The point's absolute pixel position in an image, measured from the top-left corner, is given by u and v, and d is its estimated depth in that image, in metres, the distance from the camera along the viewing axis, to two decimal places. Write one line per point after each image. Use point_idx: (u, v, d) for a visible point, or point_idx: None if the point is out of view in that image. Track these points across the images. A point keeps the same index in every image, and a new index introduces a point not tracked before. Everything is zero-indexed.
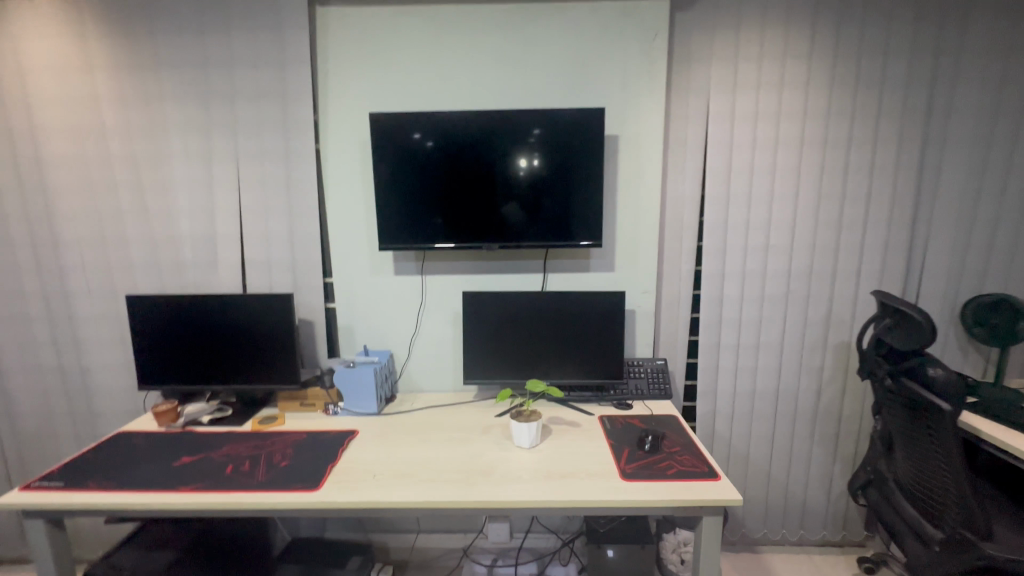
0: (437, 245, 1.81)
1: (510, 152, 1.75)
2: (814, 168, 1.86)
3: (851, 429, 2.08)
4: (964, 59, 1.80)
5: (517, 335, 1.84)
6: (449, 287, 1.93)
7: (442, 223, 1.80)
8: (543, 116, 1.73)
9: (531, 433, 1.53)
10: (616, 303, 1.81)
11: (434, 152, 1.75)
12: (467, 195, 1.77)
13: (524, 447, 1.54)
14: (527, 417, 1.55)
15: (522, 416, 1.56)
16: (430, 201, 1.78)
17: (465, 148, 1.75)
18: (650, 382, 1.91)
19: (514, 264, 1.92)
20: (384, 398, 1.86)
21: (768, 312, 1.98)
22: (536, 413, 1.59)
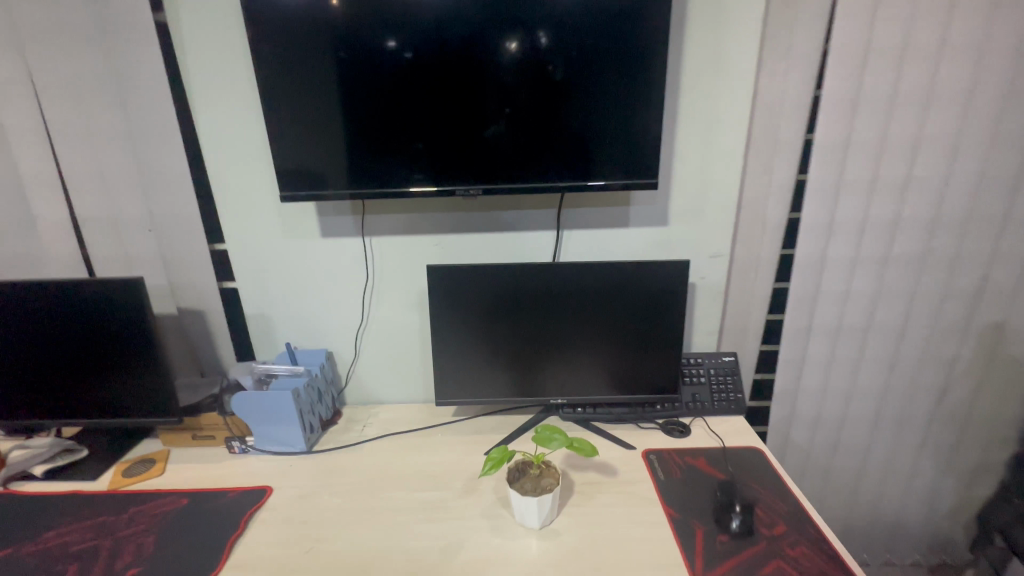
0: (380, 191, 1.09)
1: (511, 27, 0.99)
2: (1003, 48, 1.12)
3: (980, 436, 1.50)
4: None
5: (517, 331, 1.19)
6: (409, 255, 1.25)
7: (427, 150, 1.07)
8: None
9: (547, 512, 0.94)
10: (672, 279, 1.16)
11: (372, 27, 0.99)
12: (472, 101, 1.04)
13: (531, 539, 0.93)
14: (543, 487, 0.94)
15: (535, 490, 0.94)
16: (367, 113, 1.04)
17: (432, 20, 0.98)
18: (714, 391, 1.29)
19: (509, 217, 1.22)
20: (319, 425, 1.24)
21: (893, 281, 1.32)
22: (553, 476, 0.96)
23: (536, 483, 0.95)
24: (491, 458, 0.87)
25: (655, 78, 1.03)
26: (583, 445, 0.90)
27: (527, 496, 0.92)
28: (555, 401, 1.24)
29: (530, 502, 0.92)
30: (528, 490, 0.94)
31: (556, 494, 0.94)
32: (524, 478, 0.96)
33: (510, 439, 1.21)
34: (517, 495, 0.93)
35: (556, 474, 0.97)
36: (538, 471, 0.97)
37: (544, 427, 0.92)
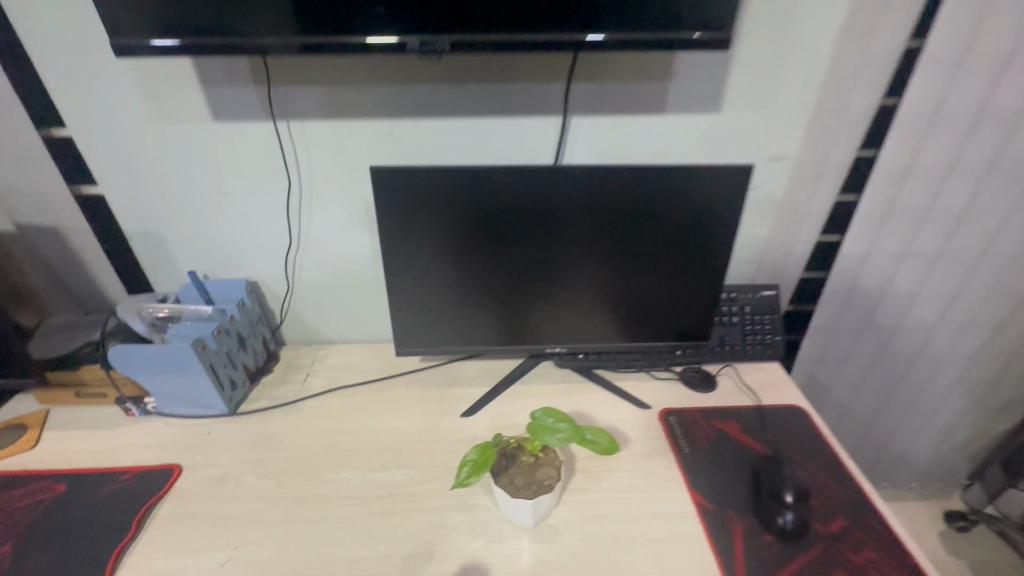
0: (278, 42, 0.67)
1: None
2: None
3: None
4: None
5: (504, 261, 0.87)
6: (347, 151, 0.86)
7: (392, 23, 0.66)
8: None
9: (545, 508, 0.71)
10: (723, 192, 0.83)
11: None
12: None
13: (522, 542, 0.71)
14: (541, 484, 0.70)
15: (530, 489, 0.69)
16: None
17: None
18: (747, 333, 1.04)
19: (493, 93, 0.82)
20: (245, 378, 0.96)
21: (993, 196, 1.02)
22: (554, 466, 0.71)
23: (531, 477, 0.71)
24: (469, 460, 0.63)
25: None
26: (598, 437, 0.67)
27: (520, 499, 0.68)
28: (552, 349, 0.97)
29: (524, 506, 0.68)
30: (521, 488, 0.69)
31: (556, 491, 0.71)
32: (515, 468, 0.71)
33: (493, 395, 0.96)
34: (507, 497, 0.68)
35: (556, 463, 0.72)
36: (533, 459, 0.72)
37: (544, 412, 0.67)
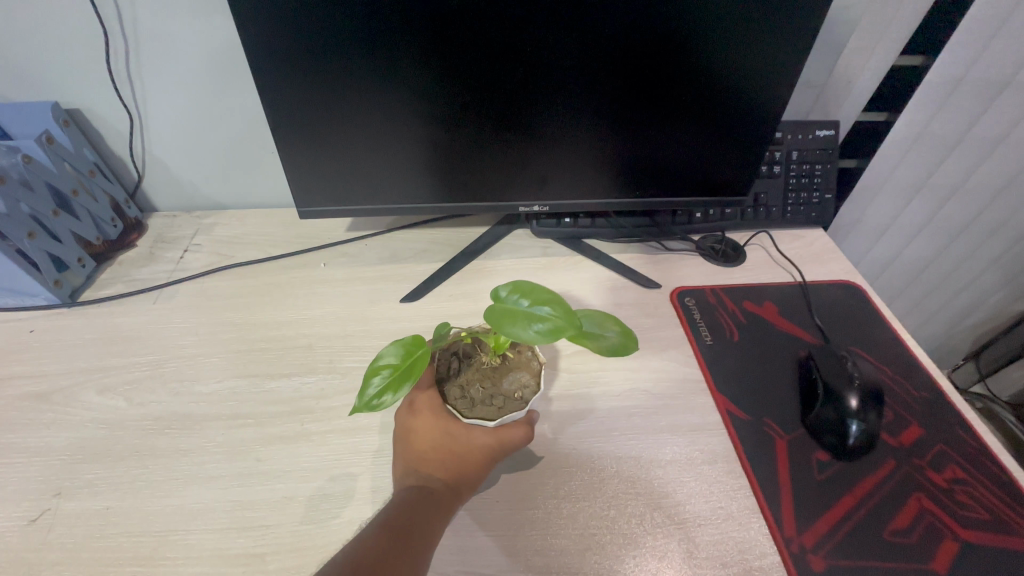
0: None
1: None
2: None
3: None
4: None
5: (449, 57, 0.55)
6: None
7: None
8: None
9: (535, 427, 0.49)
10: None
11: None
12: None
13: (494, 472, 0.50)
14: (511, 396, 0.45)
15: (494, 406, 0.45)
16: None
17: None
18: (792, 188, 0.77)
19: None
20: (84, 255, 0.66)
21: None
22: (533, 372, 0.47)
23: (494, 387, 0.46)
24: (386, 365, 0.39)
25: None
26: (601, 330, 0.44)
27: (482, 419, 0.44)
28: (527, 209, 0.69)
29: (487, 427, 0.45)
30: (479, 404, 0.45)
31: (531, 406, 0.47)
32: (470, 375, 0.47)
33: (446, 272, 0.69)
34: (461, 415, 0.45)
35: (534, 369, 0.47)
36: (499, 363, 0.47)
37: (513, 290, 0.42)
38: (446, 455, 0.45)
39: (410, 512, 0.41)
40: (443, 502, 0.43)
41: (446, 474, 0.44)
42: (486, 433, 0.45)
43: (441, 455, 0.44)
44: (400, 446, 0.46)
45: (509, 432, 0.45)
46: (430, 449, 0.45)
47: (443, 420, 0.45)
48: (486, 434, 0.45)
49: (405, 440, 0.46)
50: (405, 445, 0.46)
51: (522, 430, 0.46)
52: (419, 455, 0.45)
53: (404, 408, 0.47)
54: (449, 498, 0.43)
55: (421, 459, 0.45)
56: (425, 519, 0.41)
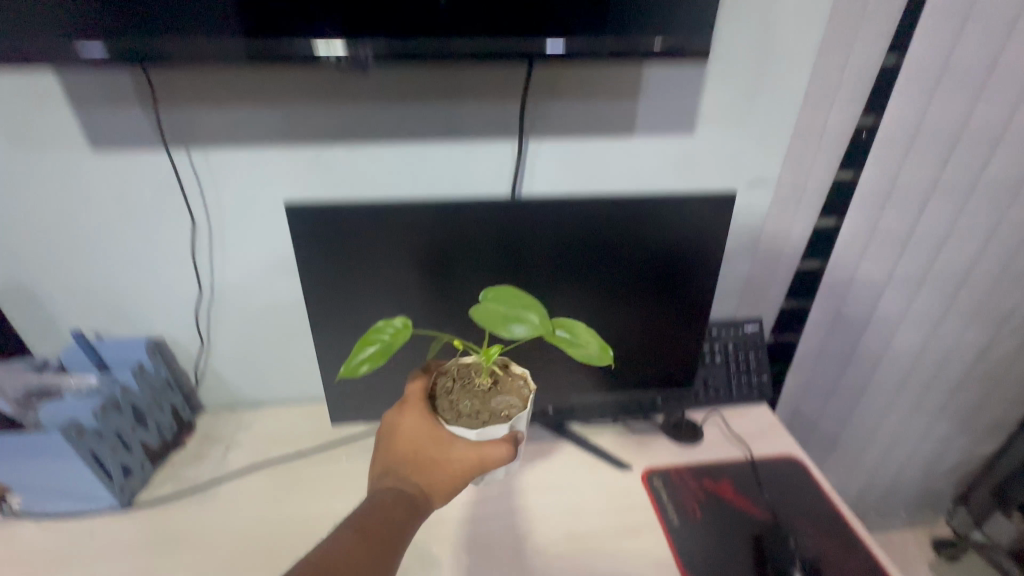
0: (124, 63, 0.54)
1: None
2: None
3: (1006, 399, 1.28)
4: None
5: (455, 311, 0.74)
6: (252, 187, 0.73)
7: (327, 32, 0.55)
8: None
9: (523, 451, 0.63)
10: (698, 238, 0.74)
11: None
12: None
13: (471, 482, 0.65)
14: (495, 415, 0.57)
15: (478, 419, 0.57)
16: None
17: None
18: (733, 373, 0.93)
19: (424, 119, 0.71)
20: (145, 460, 0.79)
21: (972, 220, 0.97)
22: (519, 396, 0.59)
23: (483, 404, 0.58)
24: (376, 340, 0.54)
25: None
26: (585, 342, 0.58)
27: (469, 430, 0.56)
28: None
29: (468, 439, 0.56)
30: (465, 416, 0.57)
31: (512, 427, 0.58)
32: (462, 393, 0.59)
33: None
34: (452, 427, 0.56)
35: (523, 395, 0.59)
36: (490, 386, 0.59)
37: (495, 299, 0.57)
38: (422, 464, 0.56)
39: (385, 508, 0.52)
40: (417, 500, 0.54)
41: (421, 481, 0.55)
42: (463, 447, 0.56)
43: (420, 459, 0.56)
44: (387, 444, 0.57)
45: (487, 450, 0.56)
46: (410, 451, 0.56)
47: (430, 428, 0.56)
48: (466, 447, 0.56)
49: (392, 440, 0.57)
50: (390, 446, 0.57)
51: (502, 449, 0.57)
52: (400, 456, 0.56)
53: (396, 408, 0.58)
54: (422, 498, 0.55)
55: (401, 460, 0.56)
56: (399, 515, 0.52)
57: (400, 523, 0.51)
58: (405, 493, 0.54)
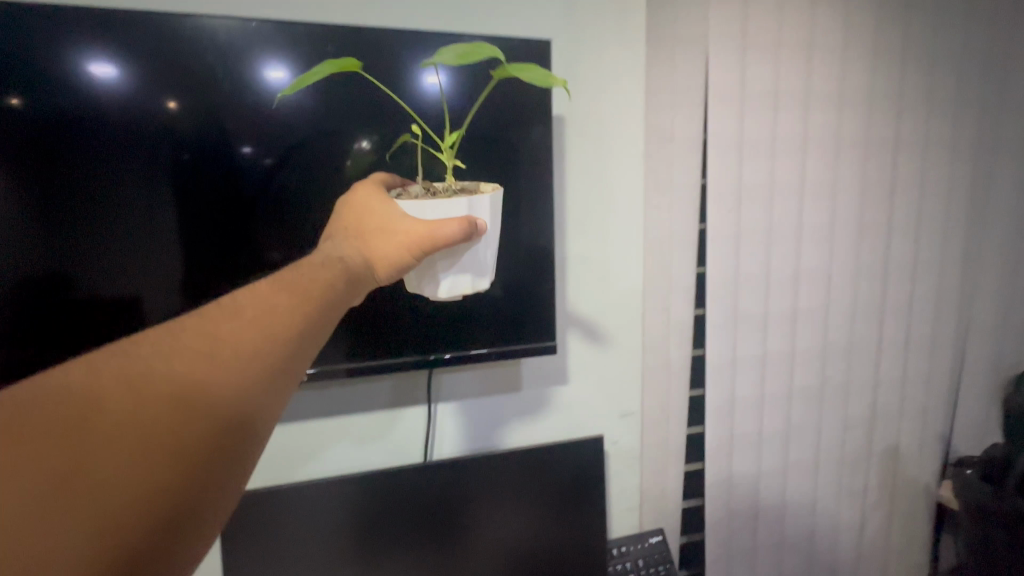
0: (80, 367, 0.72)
1: (302, 112, 0.76)
2: (851, 190, 1.16)
3: (904, 567, 1.38)
4: (1017, 37, 1.23)
5: (379, 564, 0.84)
6: None
7: None
8: (425, 112, 0.80)
9: (487, 255, 0.64)
10: (566, 492, 0.91)
11: (77, 105, 0.68)
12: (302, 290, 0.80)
13: (425, 292, 0.64)
14: (457, 196, 0.60)
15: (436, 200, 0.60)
16: (50, 206, 0.68)
17: (180, 101, 0.71)
18: None
19: (352, 401, 0.91)
20: None
21: (800, 416, 1.21)
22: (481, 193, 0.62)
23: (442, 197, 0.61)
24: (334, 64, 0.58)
25: (523, 238, 0.88)
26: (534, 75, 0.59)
27: (424, 204, 0.58)
28: None
29: (420, 219, 0.58)
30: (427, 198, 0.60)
31: (466, 210, 0.59)
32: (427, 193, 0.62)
33: None
34: (407, 204, 0.60)
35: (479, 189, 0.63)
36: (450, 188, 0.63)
37: (459, 58, 0.58)
38: (370, 236, 0.58)
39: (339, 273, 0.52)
40: (353, 272, 0.53)
41: (367, 253, 0.56)
42: (413, 224, 0.57)
43: (374, 232, 0.59)
44: (356, 215, 0.61)
45: (439, 223, 0.57)
46: (369, 230, 0.59)
47: (387, 205, 0.60)
48: (416, 223, 0.57)
49: (361, 214, 0.61)
50: (359, 219, 0.60)
51: (457, 225, 0.57)
52: (362, 228, 0.59)
53: (362, 195, 0.63)
54: (367, 271, 0.56)
55: (362, 232, 0.59)
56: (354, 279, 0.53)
57: (323, 290, 0.48)
58: (344, 263, 0.53)
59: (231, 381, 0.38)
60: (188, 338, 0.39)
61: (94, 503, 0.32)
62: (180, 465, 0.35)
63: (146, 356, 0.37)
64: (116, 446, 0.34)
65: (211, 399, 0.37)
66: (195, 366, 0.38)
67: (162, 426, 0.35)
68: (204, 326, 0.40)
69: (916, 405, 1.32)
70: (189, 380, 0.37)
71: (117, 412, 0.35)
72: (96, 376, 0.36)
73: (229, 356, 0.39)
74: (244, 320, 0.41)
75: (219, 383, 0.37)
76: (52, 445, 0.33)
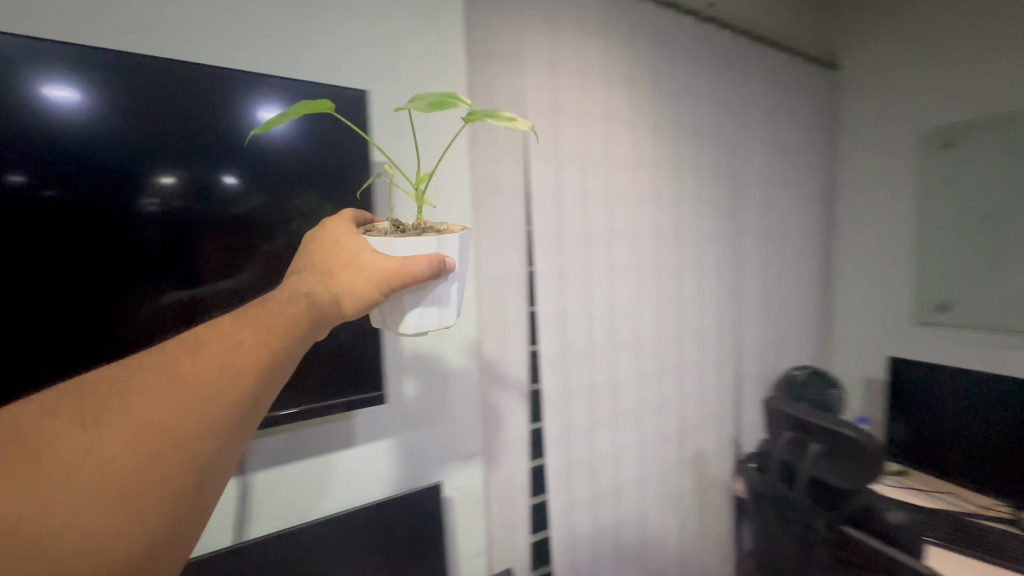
0: None
1: (106, 134, 0.62)
2: (648, 235, 1.37)
3: (716, 557, 1.60)
4: (749, 122, 1.63)
5: None
6: None
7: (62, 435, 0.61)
8: (242, 150, 0.71)
9: (458, 297, 0.58)
10: (403, 559, 0.87)
11: None
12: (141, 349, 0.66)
13: (390, 328, 0.59)
14: (424, 234, 0.54)
15: (407, 235, 0.54)
16: None
17: None
18: None
19: None
20: None
21: (625, 435, 1.35)
22: (449, 231, 0.55)
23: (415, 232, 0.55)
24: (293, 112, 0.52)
25: None
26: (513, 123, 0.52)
27: (393, 241, 0.53)
28: None
29: (387, 254, 0.53)
30: (398, 234, 0.54)
31: (434, 248, 0.53)
32: (396, 230, 0.56)
33: None
34: (377, 240, 0.55)
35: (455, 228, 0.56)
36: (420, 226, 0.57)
37: (428, 106, 0.52)
38: (339, 271, 0.54)
39: (303, 309, 0.49)
40: (319, 308, 0.50)
41: (338, 290, 0.53)
42: (382, 258, 0.52)
43: (344, 265, 0.54)
44: (325, 247, 0.57)
45: (407, 260, 0.51)
46: (341, 264, 0.54)
47: (358, 240, 0.55)
48: (383, 258, 0.52)
49: (332, 248, 0.56)
50: (331, 252, 0.56)
51: (426, 262, 0.51)
52: (332, 262, 0.55)
53: (331, 227, 0.59)
54: (332, 306, 0.52)
55: (332, 266, 0.54)
56: (316, 316, 0.50)
57: (291, 324, 0.47)
58: (309, 298, 0.50)
59: (193, 418, 0.37)
60: (149, 375, 0.39)
61: (45, 540, 0.30)
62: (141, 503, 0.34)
63: (104, 396, 0.37)
64: (66, 483, 0.32)
65: (178, 434, 0.36)
66: (156, 400, 0.37)
67: (120, 459, 0.34)
68: (167, 363, 0.40)
69: (712, 413, 1.57)
70: (156, 414, 0.36)
71: (70, 448, 0.33)
72: (49, 416, 0.35)
73: (193, 391, 0.38)
74: (207, 356, 0.41)
75: (182, 419, 0.37)
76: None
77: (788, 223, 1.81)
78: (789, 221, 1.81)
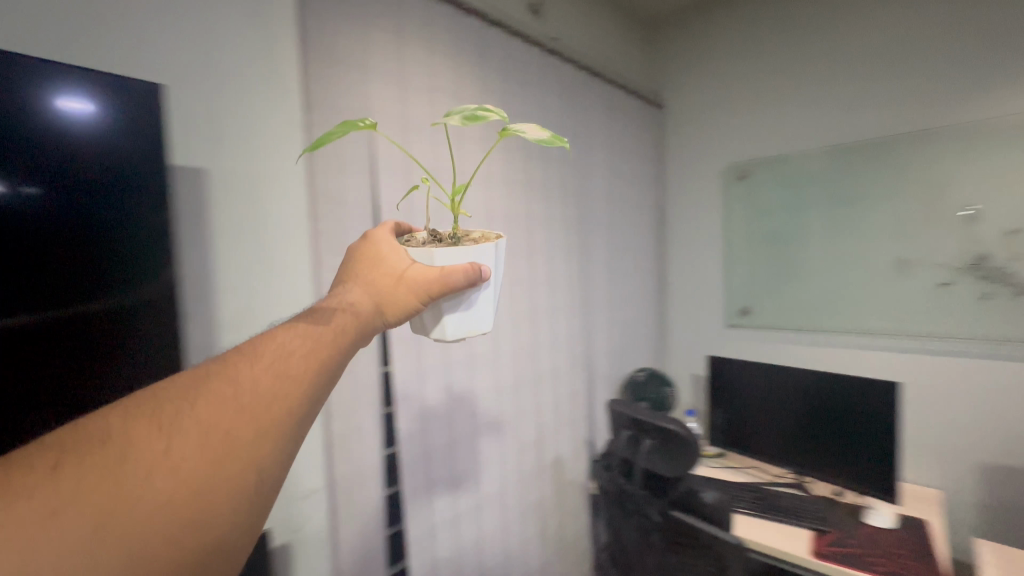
0: None
1: None
2: None
3: (574, 556, 1.68)
4: (592, 149, 1.80)
5: None
6: None
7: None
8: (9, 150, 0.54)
9: (494, 300, 0.61)
10: None
11: None
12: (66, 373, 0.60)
13: (430, 332, 0.62)
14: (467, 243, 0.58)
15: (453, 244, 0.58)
16: None
17: None
18: None
19: None
20: None
21: (485, 449, 1.36)
22: (487, 240, 0.59)
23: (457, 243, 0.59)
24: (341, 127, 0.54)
25: None
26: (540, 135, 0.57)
27: (432, 251, 0.56)
28: None
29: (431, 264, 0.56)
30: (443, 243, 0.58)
31: (477, 258, 0.57)
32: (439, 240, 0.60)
33: None
34: (420, 251, 0.58)
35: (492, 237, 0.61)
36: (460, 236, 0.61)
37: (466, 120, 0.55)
38: (381, 283, 0.57)
39: (350, 321, 0.53)
40: (364, 320, 0.55)
41: (378, 297, 0.56)
42: (423, 268, 0.56)
43: (388, 277, 0.57)
44: (370, 260, 0.60)
45: (444, 269, 0.55)
46: (387, 275, 0.58)
47: (403, 254, 0.59)
48: (427, 268, 0.56)
49: (376, 261, 0.59)
50: (376, 264, 0.59)
51: (462, 273, 0.54)
52: (377, 274, 0.58)
53: (376, 239, 0.62)
54: (375, 315, 0.56)
55: (377, 278, 0.58)
56: (361, 326, 0.54)
57: (337, 336, 0.51)
58: (354, 310, 0.54)
59: (257, 424, 0.41)
60: (212, 385, 0.42)
61: (132, 528, 0.33)
62: (212, 501, 0.37)
63: (176, 403, 0.40)
64: (153, 491, 0.35)
65: (243, 437, 0.40)
66: (225, 409, 0.40)
67: (200, 469, 0.37)
68: (231, 374, 0.44)
69: (567, 419, 1.67)
70: (226, 417, 0.40)
71: (152, 447, 0.37)
72: (133, 423, 0.38)
73: (252, 399, 0.42)
74: (265, 365, 0.45)
75: (245, 424, 0.40)
76: (91, 479, 0.34)
77: (627, 240, 2.02)
78: (628, 238, 2.03)
